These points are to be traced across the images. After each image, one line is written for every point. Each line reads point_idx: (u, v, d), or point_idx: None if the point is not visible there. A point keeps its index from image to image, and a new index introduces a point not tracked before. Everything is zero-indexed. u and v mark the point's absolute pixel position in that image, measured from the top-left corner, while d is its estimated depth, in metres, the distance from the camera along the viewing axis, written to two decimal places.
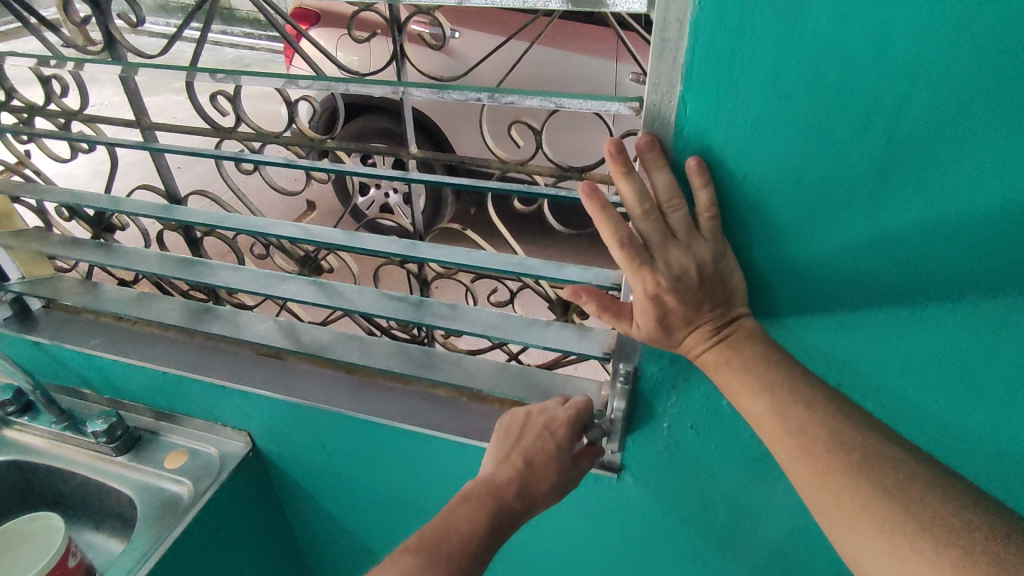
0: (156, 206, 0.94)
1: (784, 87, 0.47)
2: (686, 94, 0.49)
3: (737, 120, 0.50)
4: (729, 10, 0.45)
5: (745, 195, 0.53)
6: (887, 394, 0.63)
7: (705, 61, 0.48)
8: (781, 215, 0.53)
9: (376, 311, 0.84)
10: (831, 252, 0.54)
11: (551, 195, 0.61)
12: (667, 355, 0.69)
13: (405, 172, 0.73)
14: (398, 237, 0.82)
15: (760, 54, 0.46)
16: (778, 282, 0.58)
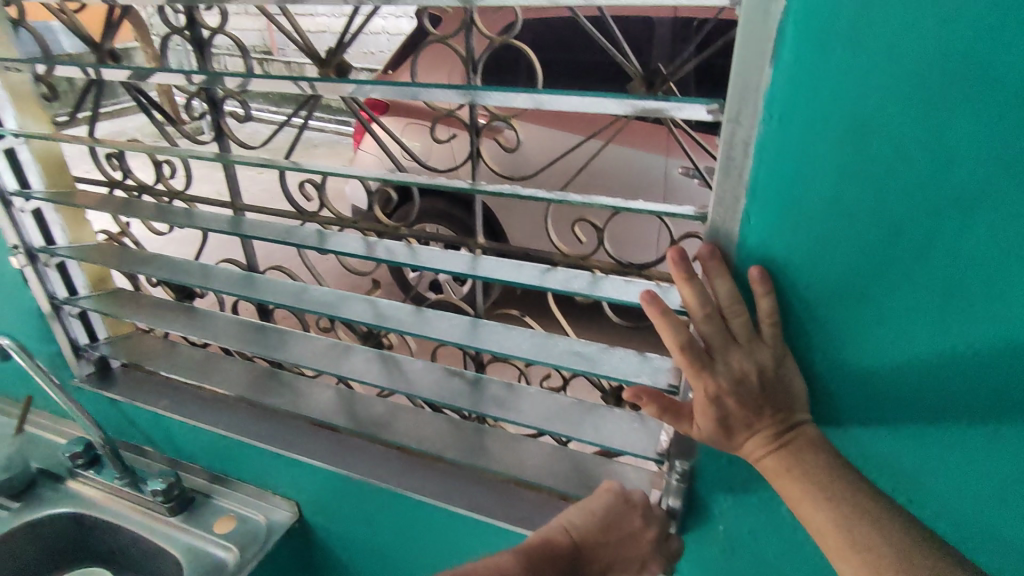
0: (240, 282, 1.02)
1: (846, 209, 0.50)
2: (750, 207, 0.53)
3: (800, 236, 0.52)
4: (792, 135, 0.49)
5: (807, 304, 0.55)
6: (958, 516, 0.60)
7: (768, 179, 0.51)
8: (844, 324, 0.55)
9: (433, 396, 0.88)
10: (894, 366, 0.55)
11: (608, 298, 0.68)
12: (725, 455, 0.68)
13: (473, 267, 0.79)
14: (461, 324, 0.87)
15: (822, 177, 0.50)
16: (841, 390, 0.57)
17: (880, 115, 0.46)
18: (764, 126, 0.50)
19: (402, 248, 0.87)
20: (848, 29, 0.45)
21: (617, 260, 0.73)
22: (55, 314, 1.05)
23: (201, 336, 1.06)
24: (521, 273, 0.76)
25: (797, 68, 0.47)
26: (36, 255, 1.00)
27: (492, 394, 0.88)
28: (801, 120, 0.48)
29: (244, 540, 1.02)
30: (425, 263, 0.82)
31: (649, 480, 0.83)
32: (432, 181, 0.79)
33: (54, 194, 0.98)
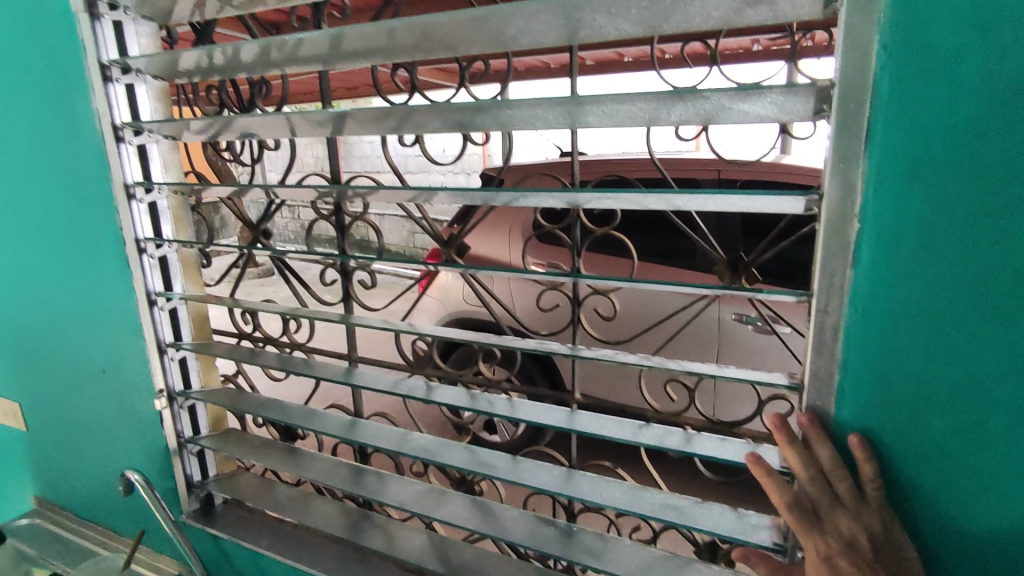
0: (344, 425, 1.12)
1: (934, 392, 0.57)
2: (843, 379, 0.60)
3: (892, 412, 0.59)
4: (875, 322, 0.58)
5: (906, 468, 0.60)
6: None
7: (856, 357, 0.59)
8: (943, 491, 0.59)
9: (527, 542, 0.93)
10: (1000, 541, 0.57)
11: (702, 455, 0.75)
12: None
13: (568, 422, 0.87)
14: (556, 472, 0.93)
15: (905, 356, 0.57)
16: (950, 555, 0.60)
17: (958, 316, 0.54)
18: (849, 314, 0.59)
19: (501, 400, 0.96)
20: (921, 247, 0.54)
21: (708, 418, 0.81)
22: (179, 451, 1.17)
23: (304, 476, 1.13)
24: (618, 429, 0.84)
25: (880, 275, 0.56)
26: (175, 398, 1.14)
27: (585, 545, 0.91)
28: (886, 315, 0.57)
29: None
30: (525, 417, 0.90)
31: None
32: (530, 345, 0.89)
33: (199, 345, 1.13)
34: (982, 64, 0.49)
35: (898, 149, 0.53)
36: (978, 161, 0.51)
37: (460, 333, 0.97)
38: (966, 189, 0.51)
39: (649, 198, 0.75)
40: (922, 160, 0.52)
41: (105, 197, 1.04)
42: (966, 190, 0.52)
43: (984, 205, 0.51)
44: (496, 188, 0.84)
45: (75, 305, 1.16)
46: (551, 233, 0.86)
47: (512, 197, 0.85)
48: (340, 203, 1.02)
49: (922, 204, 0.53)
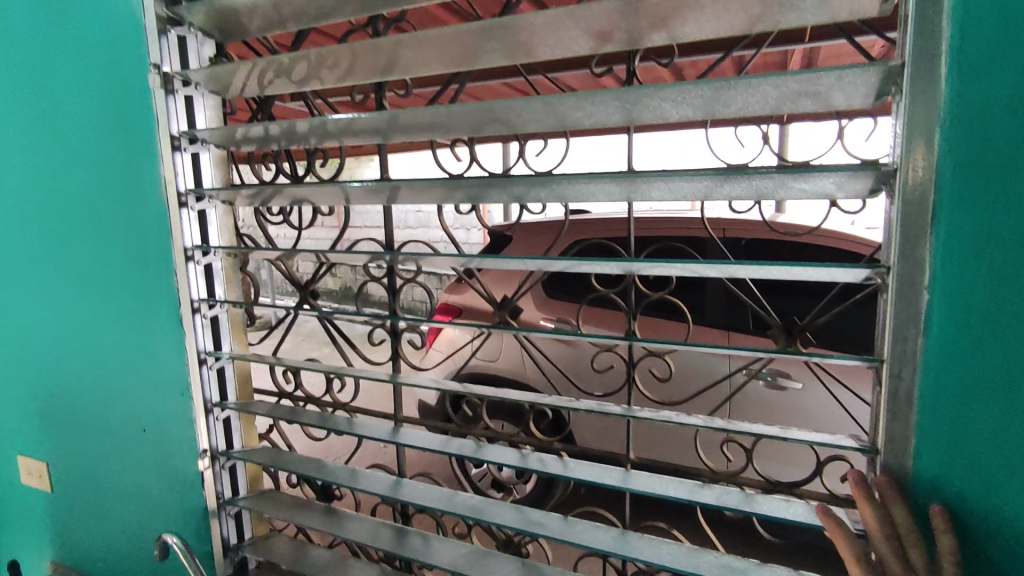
0: (388, 484, 1.12)
1: (1018, 467, 0.57)
2: (920, 446, 0.61)
3: (979, 490, 0.59)
4: (951, 389, 0.59)
5: (992, 543, 0.59)
6: None
7: (932, 424, 0.60)
8: None
9: None
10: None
11: (763, 514, 0.78)
12: None
13: (622, 480, 0.89)
14: (608, 533, 0.94)
15: (985, 425, 0.58)
16: None
17: None
18: (924, 381, 0.60)
19: (553, 460, 0.98)
20: (1000, 323, 0.56)
21: (767, 478, 0.84)
22: (218, 512, 1.15)
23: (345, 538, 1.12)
24: (676, 489, 0.86)
25: (956, 346, 0.58)
26: (217, 457, 1.14)
27: None
28: (966, 386, 0.58)
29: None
30: (581, 476, 0.91)
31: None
32: (581, 405, 0.91)
33: (244, 404, 1.15)
34: None
35: (971, 229, 0.56)
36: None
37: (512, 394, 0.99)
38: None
39: (703, 267, 0.80)
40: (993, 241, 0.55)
41: (163, 260, 1.08)
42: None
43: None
44: (552, 254, 0.89)
45: (122, 365, 1.18)
46: (607, 297, 0.90)
47: (568, 264, 0.89)
48: (394, 267, 1.06)
49: (999, 282, 0.56)
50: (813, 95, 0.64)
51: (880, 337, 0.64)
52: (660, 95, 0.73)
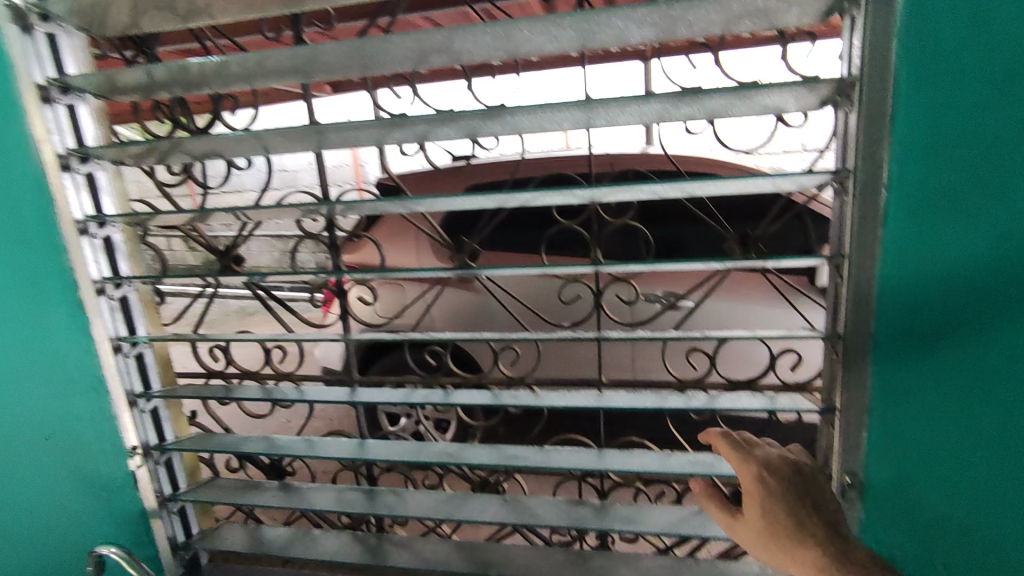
0: (350, 446, 1.08)
1: (955, 338, 0.68)
2: (879, 323, 0.71)
3: (914, 353, 0.70)
4: (904, 272, 0.69)
5: (933, 403, 0.71)
6: None
7: (890, 303, 0.70)
8: (969, 419, 0.70)
9: (567, 523, 0.98)
10: (999, 468, 0.69)
11: (725, 408, 0.87)
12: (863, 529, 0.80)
13: (597, 400, 0.93)
14: (583, 451, 0.99)
15: (934, 302, 0.68)
16: (969, 473, 0.71)
17: (978, 267, 0.65)
18: (881, 267, 0.70)
19: (526, 393, 0.97)
20: (933, 209, 0.66)
21: (727, 379, 0.94)
22: (159, 511, 1.05)
23: (310, 508, 1.07)
24: (647, 400, 0.92)
25: (900, 230, 0.68)
26: (151, 453, 1.03)
27: (621, 515, 0.98)
28: (905, 264, 0.68)
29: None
30: (558, 403, 0.93)
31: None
32: (551, 335, 0.92)
33: (172, 391, 1.03)
34: (994, 63, 0.62)
35: (914, 127, 0.65)
36: (989, 143, 0.63)
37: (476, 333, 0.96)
38: (970, 162, 0.64)
39: (662, 189, 0.81)
40: (932, 138, 0.65)
41: (47, 237, 0.91)
42: (970, 163, 0.64)
43: (984, 176, 0.64)
44: (511, 189, 0.85)
45: (6, 366, 1.00)
46: (569, 229, 0.92)
47: (529, 198, 0.86)
48: (333, 220, 0.98)
49: (934, 174, 0.66)
50: (772, 12, 0.67)
51: (840, 235, 0.73)
52: (624, 16, 0.70)
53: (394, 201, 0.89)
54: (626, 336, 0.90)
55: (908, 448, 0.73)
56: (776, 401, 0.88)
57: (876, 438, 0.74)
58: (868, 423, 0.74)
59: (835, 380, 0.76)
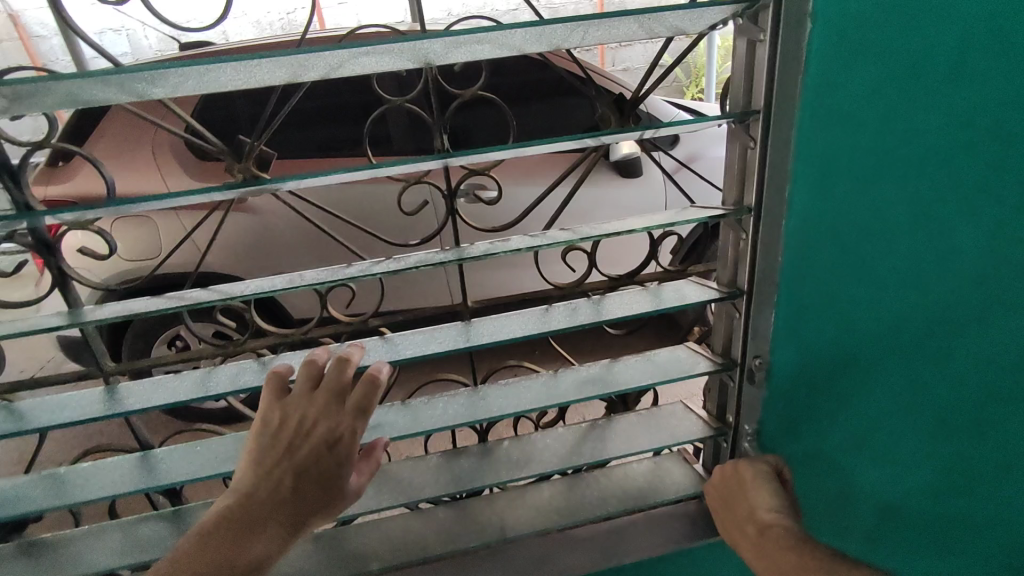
0: (125, 472, 0.74)
1: (857, 190, 0.63)
2: (795, 188, 0.63)
3: (822, 221, 0.65)
4: (816, 122, 0.60)
5: (832, 262, 0.67)
6: (885, 446, 0.76)
7: (803, 159, 0.62)
8: (866, 275, 0.67)
9: (451, 487, 0.80)
10: (877, 324, 0.69)
11: (622, 317, 0.73)
12: (775, 419, 0.76)
13: (466, 339, 0.72)
14: (458, 395, 0.79)
15: (842, 149, 0.61)
16: (859, 334, 0.70)
17: (885, 111, 0.59)
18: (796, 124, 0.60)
19: (377, 343, 0.73)
20: (851, 59, 0.57)
21: (609, 276, 0.81)
22: None
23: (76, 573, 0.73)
24: (526, 325, 0.73)
25: (824, 124, 0.60)
26: None
27: (506, 458, 0.83)
28: (812, 137, 0.61)
29: (334, 385, 0.65)
30: (425, 353, 0.71)
31: (696, 479, 0.88)
32: (399, 263, 0.66)
33: None
34: None
35: None
36: None
37: (286, 282, 0.65)
38: (990, 100, 0.56)
39: (527, 38, 0.57)
40: (962, 56, 0.55)
41: None
42: (935, 82, 0.56)
43: (1011, 140, 0.56)
44: (309, 50, 0.54)
45: None
46: (399, 109, 0.66)
47: (335, 64, 0.56)
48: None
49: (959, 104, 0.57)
50: None
51: (752, 88, 0.60)
52: None
53: (106, 80, 0.51)
54: (491, 246, 0.70)
55: (806, 330, 0.71)
56: (663, 296, 0.74)
57: (784, 316, 0.70)
58: (776, 303, 0.69)
59: (748, 260, 0.67)
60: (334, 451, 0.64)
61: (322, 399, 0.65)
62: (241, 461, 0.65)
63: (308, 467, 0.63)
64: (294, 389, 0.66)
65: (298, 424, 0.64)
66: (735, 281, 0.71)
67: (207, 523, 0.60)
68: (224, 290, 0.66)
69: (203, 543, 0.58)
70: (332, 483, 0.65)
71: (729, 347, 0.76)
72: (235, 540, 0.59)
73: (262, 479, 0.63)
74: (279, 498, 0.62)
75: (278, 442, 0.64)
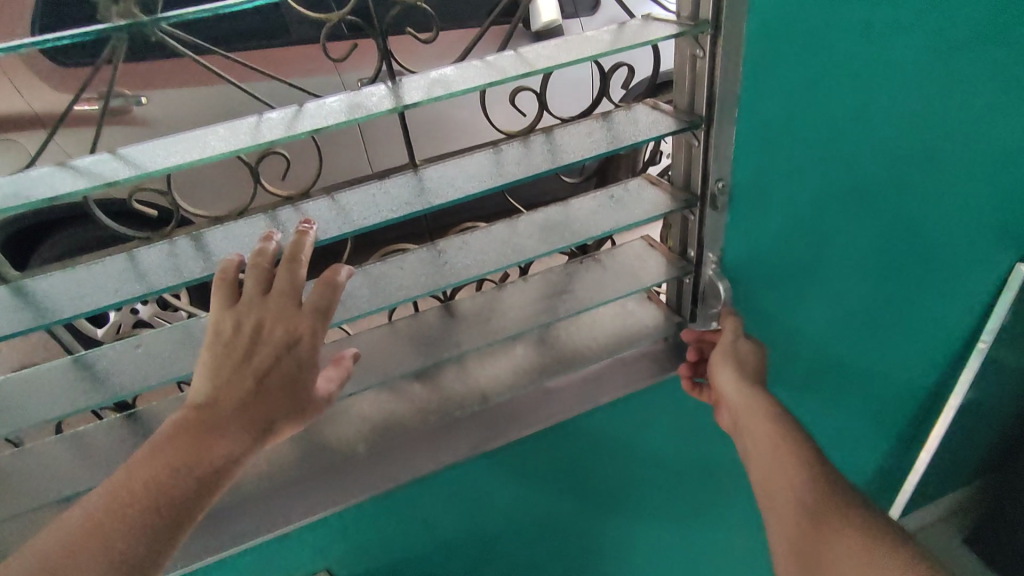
0: (60, 393, 0.66)
1: None
2: None
3: (784, 22, 0.63)
4: None
5: (796, 66, 0.66)
6: (836, 235, 0.84)
7: None
8: (826, 72, 0.68)
9: (429, 352, 0.78)
10: (833, 119, 0.72)
11: (585, 159, 0.66)
12: (738, 239, 0.79)
13: (423, 197, 0.65)
14: (422, 257, 0.74)
15: None
16: (817, 133, 0.73)
17: None
18: None
19: (324, 213, 0.65)
20: None
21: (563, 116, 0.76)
22: None
23: (26, 510, 0.66)
24: (480, 179, 0.66)
25: None
26: None
27: (476, 318, 0.81)
28: None
29: (286, 284, 0.58)
30: (374, 223, 0.63)
31: (664, 315, 0.90)
32: (334, 119, 0.57)
33: None
34: None
35: None
36: None
37: (204, 152, 0.55)
38: None
39: None
40: None
41: None
42: None
43: None
44: None
45: None
46: None
47: None
48: None
49: None
50: None
51: None
52: None
53: None
54: (433, 82, 0.61)
55: (770, 142, 0.71)
56: (619, 132, 0.69)
57: (746, 133, 0.70)
58: (737, 120, 0.69)
59: (705, 81, 0.66)
60: (295, 351, 0.59)
61: (276, 303, 0.58)
62: (197, 369, 0.59)
63: (267, 369, 0.58)
64: (245, 293, 0.58)
65: (254, 330, 0.58)
66: (693, 109, 0.70)
67: (163, 432, 0.56)
68: (122, 166, 0.55)
69: (158, 453, 0.54)
70: (298, 387, 0.60)
71: (690, 177, 0.75)
72: (191, 447, 0.55)
73: (219, 385, 0.58)
74: (238, 401, 0.58)
75: (234, 349, 0.58)
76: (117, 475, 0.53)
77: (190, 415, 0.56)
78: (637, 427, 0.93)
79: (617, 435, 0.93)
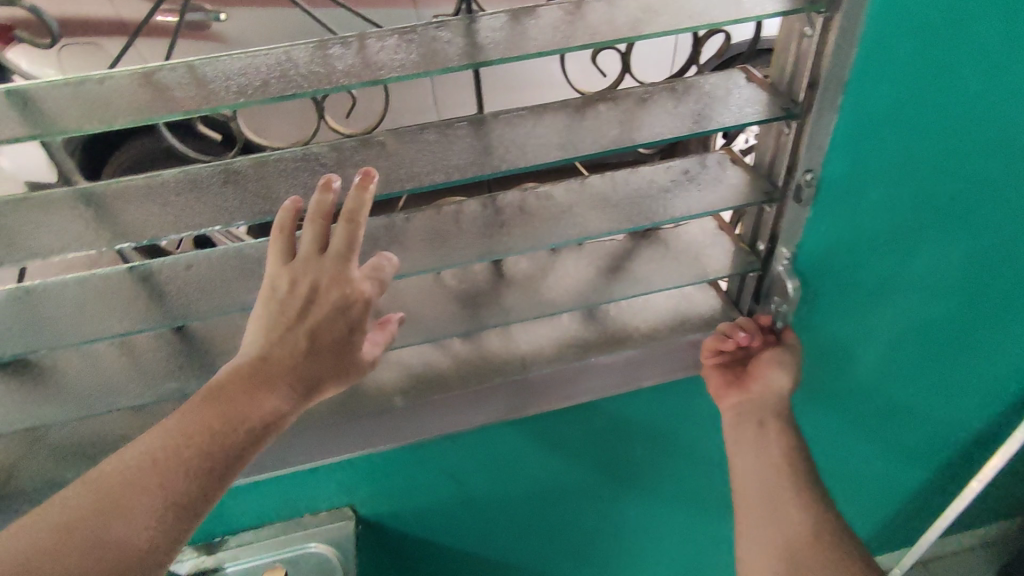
0: (116, 309, 0.68)
1: None
2: None
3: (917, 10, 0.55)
4: None
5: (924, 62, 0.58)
6: (941, 256, 0.74)
7: None
8: (966, 74, 0.58)
9: (477, 309, 0.77)
10: (965, 128, 0.62)
11: (667, 139, 0.62)
12: (817, 239, 0.73)
13: (490, 156, 0.62)
14: (480, 214, 0.72)
15: None
16: (940, 142, 0.64)
17: None
18: None
19: (385, 160, 0.63)
20: None
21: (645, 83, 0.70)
22: None
23: (85, 415, 0.70)
24: (551, 146, 0.63)
25: None
26: None
27: (527, 282, 0.79)
28: None
29: (344, 244, 0.57)
30: (436, 180, 0.61)
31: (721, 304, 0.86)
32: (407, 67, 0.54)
33: None
34: None
35: None
36: None
37: (277, 89, 0.54)
38: None
39: None
40: None
41: None
42: None
43: None
44: None
45: None
46: None
47: None
48: None
49: None
50: None
51: None
52: None
53: None
54: (514, 35, 0.57)
55: (874, 144, 0.64)
56: (707, 110, 0.64)
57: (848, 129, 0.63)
58: (841, 109, 0.62)
59: (811, 63, 0.59)
60: (348, 314, 0.58)
61: (333, 264, 0.57)
62: (251, 323, 0.59)
63: (319, 330, 0.58)
64: (304, 249, 0.57)
65: (308, 292, 0.57)
66: (791, 91, 0.64)
67: (215, 383, 0.56)
68: (196, 95, 0.54)
69: (210, 402, 0.55)
70: (345, 350, 0.60)
71: (775, 165, 0.70)
72: (244, 399, 0.55)
73: (272, 343, 0.57)
74: (292, 361, 0.57)
75: (288, 307, 0.57)
76: (172, 419, 0.54)
77: (243, 369, 0.56)
78: (678, 413, 0.91)
79: (653, 419, 0.91)
